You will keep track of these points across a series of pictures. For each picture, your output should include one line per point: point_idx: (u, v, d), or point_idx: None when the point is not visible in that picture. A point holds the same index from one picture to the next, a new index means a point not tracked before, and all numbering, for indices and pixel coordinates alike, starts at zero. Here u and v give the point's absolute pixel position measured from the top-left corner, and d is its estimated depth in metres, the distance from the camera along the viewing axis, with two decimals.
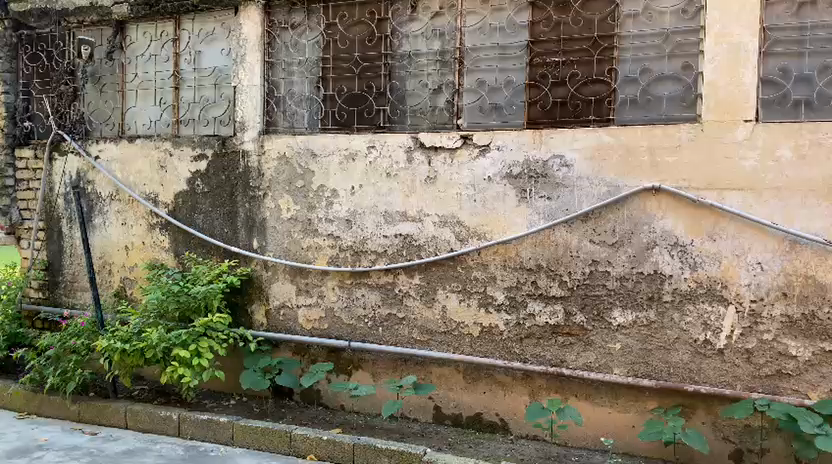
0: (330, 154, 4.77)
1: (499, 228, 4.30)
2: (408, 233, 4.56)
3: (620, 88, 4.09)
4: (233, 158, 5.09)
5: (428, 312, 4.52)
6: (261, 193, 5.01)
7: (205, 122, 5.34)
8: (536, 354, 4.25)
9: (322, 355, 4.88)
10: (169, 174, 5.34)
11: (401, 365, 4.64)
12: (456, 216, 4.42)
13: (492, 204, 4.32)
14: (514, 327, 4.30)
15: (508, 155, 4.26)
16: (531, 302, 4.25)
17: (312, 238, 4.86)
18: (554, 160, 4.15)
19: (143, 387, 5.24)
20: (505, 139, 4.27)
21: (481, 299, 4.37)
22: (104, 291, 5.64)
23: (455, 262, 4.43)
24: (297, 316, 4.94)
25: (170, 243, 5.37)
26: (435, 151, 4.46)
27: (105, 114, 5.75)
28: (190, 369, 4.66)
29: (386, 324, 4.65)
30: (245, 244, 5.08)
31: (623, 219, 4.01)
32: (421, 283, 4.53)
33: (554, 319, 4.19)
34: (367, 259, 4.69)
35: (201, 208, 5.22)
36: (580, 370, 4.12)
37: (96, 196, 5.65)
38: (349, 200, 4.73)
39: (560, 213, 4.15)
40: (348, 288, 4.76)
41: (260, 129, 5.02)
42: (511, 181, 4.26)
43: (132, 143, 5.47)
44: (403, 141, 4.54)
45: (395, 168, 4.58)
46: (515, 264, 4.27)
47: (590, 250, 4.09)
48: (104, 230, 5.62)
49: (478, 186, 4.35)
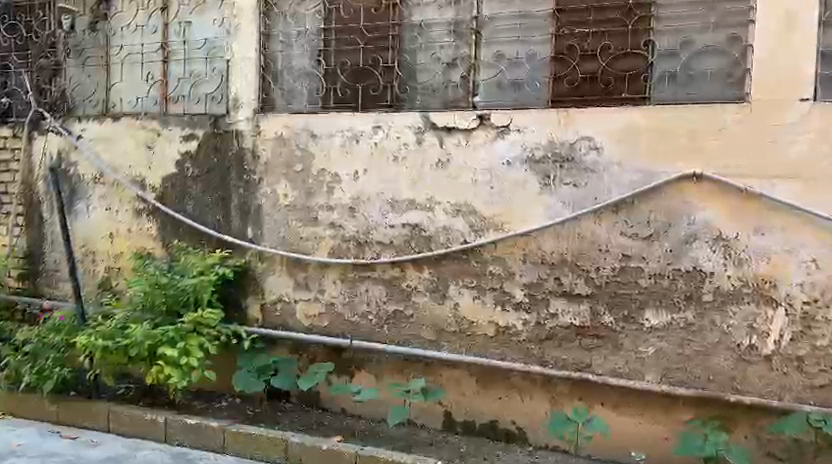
0: (332, 135, 4.35)
1: (518, 219, 3.88)
2: (417, 222, 4.14)
3: (658, 63, 3.66)
4: (226, 139, 4.66)
5: (439, 310, 4.12)
6: (256, 177, 4.59)
7: (195, 99, 4.91)
8: (558, 358, 3.85)
9: (322, 354, 4.48)
10: (157, 155, 4.91)
11: (407, 367, 4.23)
12: (470, 205, 4.00)
13: (511, 191, 3.90)
14: (533, 328, 3.89)
15: (530, 137, 3.84)
16: (554, 301, 3.84)
17: (312, 227, 4.44)
18: (581, 142, 3.73)
19: (128, 386, 4.84)
20: (527, 120, 3.84)
21: (497, 296, 3.96)
22: (87, 282, 5.23)
23: (469, 255, 4.01)
24: (294, 312, 4.53)
25: (158, 231, 4.95)
26: (448, 133, 4.03)
27: (88, 91, 5.31)
28: (177, 369, 4.27)
29: (392, 322, 4.25)
30: (239, 233, 4.66)
31: (660, 209, 3.59)
32: (431, 278, 4.12)
33: (579, 319, 3.79)
34: (372, 250, 4.28)
35: (191, 193, 4.80)
36: (607, 376, 3.73)
37: (78, 179, 5.22)
38: (352, 186, 4.31)
39: (587, 202, 3.73)
40: (351, 282, 4.36)
41: (255, 107, 4.56)
42: (533, 166, 3.84)
43: (116, 122, 5.04)
44: (412, 121, 4.12)
45: (403, 151, 4.15)
46: (536, 259, 3.86)
47: (621, 243, 3.68)
48: (87, 216, 5.20)
49: (496, 172, 3.92)
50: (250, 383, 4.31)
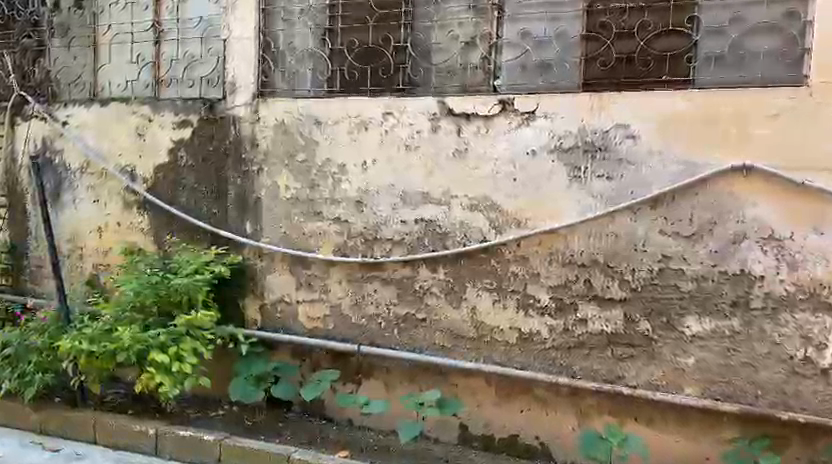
0: (338, 122, 3.97)
1: (544, 215, 3.52)
2: (432, 217, 3.77)
3: (702, 42, 3.29)
4: (221, 125, 4.29)
5: (455, 314, 3.76)
6: (254, 167, 4.22)
7: (189, 83, 4.56)
8: (588, 368, 3.50)
9: (326, 360, 4.12)
10: (148, 143, 4.53)
11: (419, 375, 3.87)
12: (490, 199, 3.63)
13: (536, 184, 3.53)
14: (560, 335, 3.54)
15: (558, 124, 3.47)
16: (583, 306, 3.48)
17: (315, 222, 4.08)
18: (615, 130, 3.36)
19: (116, 392, 4.49)
20: (555, 105, 3.47)
21: (520, 300, 3.61)
22: (74, 279, 4.87)
23: (489, 255, 3.65)
24: (296, 314, 4.18)
25: (150, 225, 4.59)
26: (466, 119, 3.65)
27: (74, 74, 4.93)
28: (168, 376, 3.92)
29: (403, 326, 3.89)
30: (236, 228, 4.30)
31: (704, 205, 3.23)
32: (446, 279, 3.77)
33: (611, 326, 3.44)
34: (381, 248, 3.92)
35: (185, 184, 4.44)
36: (642, 389, 3.38)
37: (63, 169, 4.85)
38: (360, 177, 3.94)
39: (622, 197, 3.37)
40: (358, 283, 4.00)
41: (255, 91, 4.19)
42: (561, 156, 3.47)
43: (104, 107, 4.67)
44: (426, 106, 3.74)
45: (416, 139, 3.78)
46: (564, 259, 3.50)
47: (659, 243, 3.32)
48: (74, 209, 4.83)
49: (519, 163, 3.56)
50: (246, 392, 4.01)
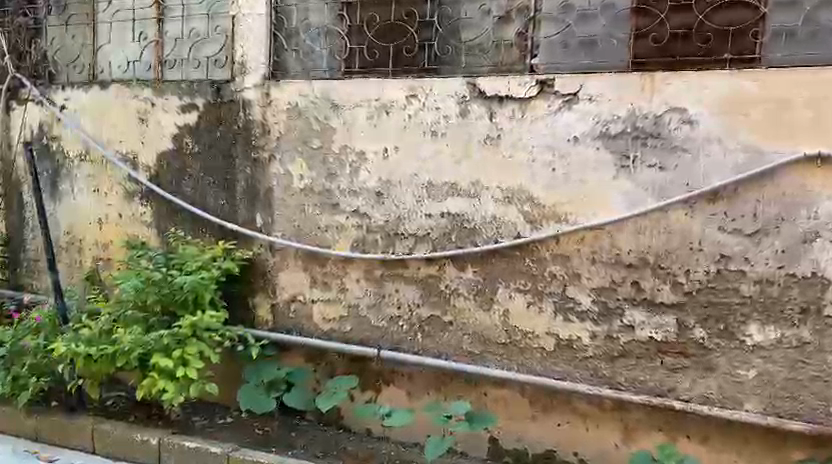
0: (356, 106, 3.62)
1: (587, 209, 3.17)
2: (460, 210, 3.43)
3: (772, 15, 2.94)
4: (230, 110, 3.94)
5: (485, 317, 3.42)
6: (266, 155, 3.88)
7: (194, 64, 4.22)
8: (634, 379, 3.17)
9: (343, 366, 3.79)
10: (151, 129, 4.20)
11: (445, 384, 3.54)
12: (526, 191, 3.28)
13: (577, 174, 3.17)
14: (603, 342, 3.20)
15: (604, 108, 3.11)
16: (630, 310, 3.14)
17: (331, 215, 3.74)
18: (670, 115, 3.01)
19: (118, 395, 4.18)
20: (601, 86, 3.11)
21: (558, 303, 3.26)
22: (74, 274, 4.58)
23: (523, 252, 3.31)
24: (311, 314, 3.85)
25: (153, 217, 4.27)
26: (499, 102, 3.30)
27: (73, 54, 4.58)
28: (173, 382, 3.63)
29: (427, 330, 3.56)
30: (246, 221, 3.97)
31: (770, 200, 2.87)
32: (475, 279, 3.43)
33: (661, 333, 3.10)
34: (403, 244, 3.58)
35: (190, 173, 4.10)
36: (696, 404, 3.04)
37: (61, 156, 4.53)
38: (380, 167, 3.60)
39: (676, 189, 3.02)
40: (377, 281, 3.66)
41: (265, 72, 3.84)
42: (607, 144, 3.11)
43: (104, 91, 4.33)
44: (454, 88, 3.39)
45: (442, 124, 3.43)
46: (608, 258, 3.15)
47: (718, 241, 2.97)
48: (73, 199, 4.52)
49: (559, 151, 3.20)
50: (255, 399, 3.67)
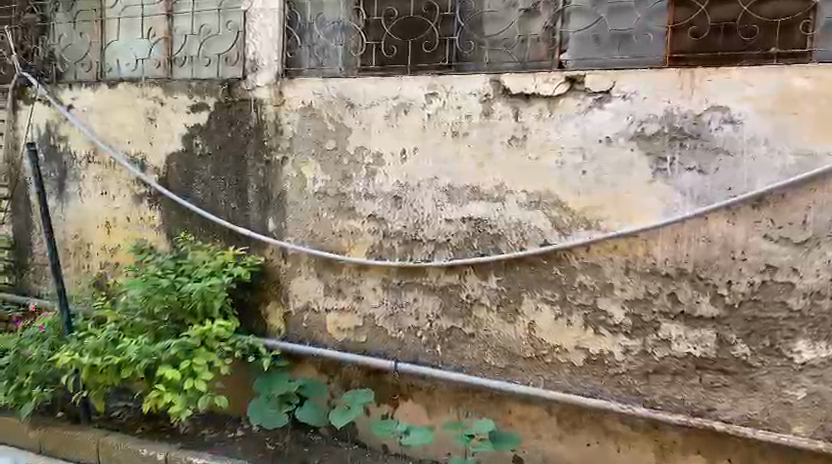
0: (373, 105, 3.44)
1: (620, 215, 2.96)
2: (482, 216, 3.23)
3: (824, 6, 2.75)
4: (241, 109, 3.77)
5: (509, 330, 3.22)
6: (278, 157, 3.70)
7: (204, 61, 4.08)
8: (670, 397, 2.95)
9: (358, 379, 3.60)
10: (160, 129, 4.04)
11: (467, 399, 3.35)
12: (554, 195, 3.07)
13: (610, 178, 2.96)
14: (637, 357, 2.99)
15: (639, 106, 2.90)
16: (667, 323, 2.93)
17: (347, 220, 3.56)
18: (711, 114, 2.79)
19: (125, 405, 4.02)
20: (636, 83, 2.90)
21: (588, 315, 3.06)
22: (81, 278, 4.43)
23: (551, 261, 3.10)
24: (325, 324, 3.67)
25: (162, 220, 4.11)
26: (525, 101, 3.10)
27: (79, 53, 4.46)
28: (180, 394, 3.44)
29: (447, 342, 3.37)
30: (258, 225, 3.79)
31: (823, 206, 2.64)
32: (499, 288, 3.22)
33: (700, 349, 2.88)
34: (422, 251, 3.39)
35: (200, 175, 3.94)
36: (738, 425, 2.82)
37: (69, 157, 4.39)
38: (398, 170, 3.41)
39: (717, 194, 2.80)
40: (395, 290, 3.47)
41: (279, 69, 3.65)
42: (643, 145, 2.91)
43: (112, 89, 4.17)
44: (477, 86, 3.19)
45: (464, 124, 3.24)
46: (643, 268, 2.94)
47: (764, 251, 2.74)
48: (81, 202, 4.38)
49: (590, 153, 2.99)
50: (267, 416, 3.44)
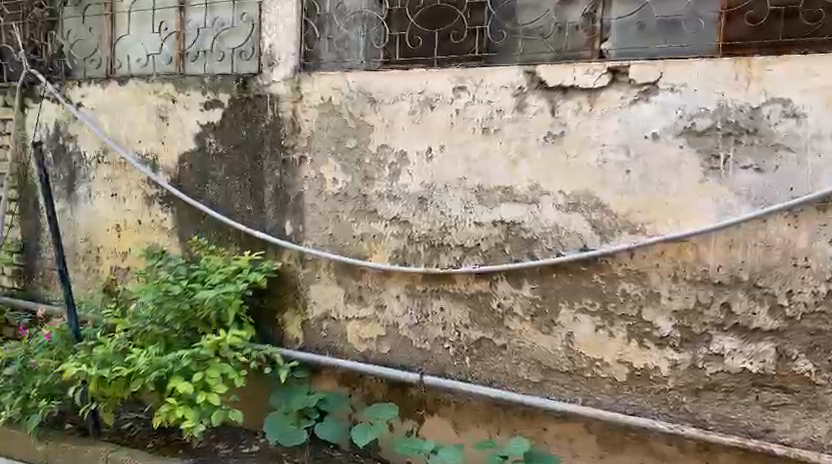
0: (397, 100, 3.21)
1: (669, 218, 2.72)
2: (515, 219, 3.00)
3: None
4: (256, 106, 3.57)
5: (545, 341, 2.99)
6: (296, 157, 3.49)
7: (218, 56, 3.87)
8: (723, 417, 2.70)
9: (381, 392, 3.38)
10: (172, 127, 3.84)
11: (498, 415, 3.12)
12: (594, 196, 2.84)
13: (656, 177, 2.73)
14: (686, 372, 2.75)
15: (689, 99, 2.66)
16: (719, 336, 2.68)
17: (368, 223, 3.34)
18: (769, 107, 2.54)
19: (136, 417, 3.83)
20: (686, 74, 2.66)
21: (632, 326, 2.82)
22: (92, 284, 4.26)
23: (590, 267, 2.87)
24: (346, 334, 3.45)
25: (174, 223, 3.91)
26: (562, 94, 2.87)
27: (90, 48, 4.27)
28: (194, 408, 3.23)
29: (477, 354, 3.14)
30: (274, 228, 3.58)
31: None
32: (533, 296, 2.99)
33: (757, 365, 2.63)
34: (450, 256, 3.16)
35: (214, 176, 3.74)
36: (800, 449, 2.57)
37: (78, 158, 4.21)
38: (424, 169, 3.18)
39: (777, 195, 2.55)
40: (420, 298, 3.24)
41: (296, 63, 3.45)
42: (693, 141, 2.67)
43: (122, 86, 3.98)
44: (509, 79, 2.96)
45: (495, 120, 3.01)
46: (694, 275, 2.70)
47: (829, 257, 2.49)
48: (90, 204, 4.20)
49: (634, 151, 2.76)
50: (287, 433, 3.23)
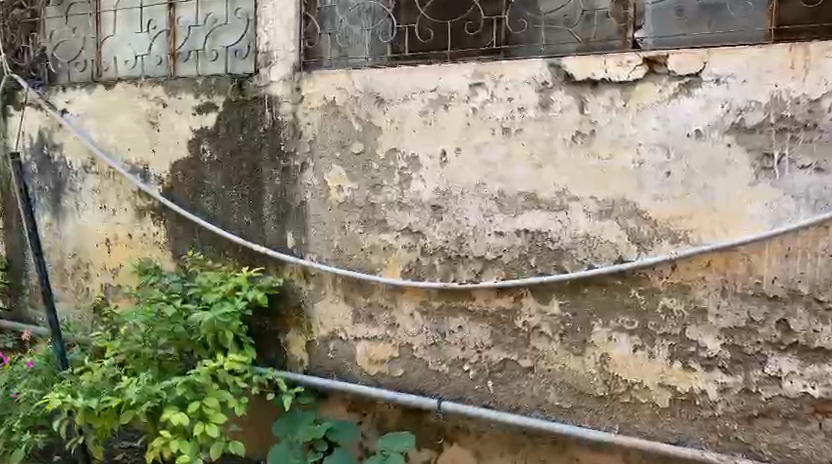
0: (407, 100, 2.93)
1: (716, 225, 2.43)
2: (540, 227, 2.71)
3: None
4: (254, 109, 3.28)
5: (576, 363, 2.70)
6: (297, 164, 3.20)
7: (210, 55, 3.60)
8: (781, 447, 2.41)
9: (395, 419, 3.10)
10: (164, 134, 3.56)
11: (525, 444, 2.84)
12: (630, 202, 2.55)
13: (701, 180, 2.44)
14: (737, 397, 2.45)
15: (736, 92, 2.38)
16: (776, 357, 2.39)
17: (378, 234, 3.05)
18: (831, 99, 2.25)
19: (130, 448, 3.53)
20: (733, 64, 2.37)
21: (676, 346, 2.53)
22: (82, 303, 3.97)
23: (627, 281, 2.58)
24: (355, 355, 3.16)
25: (168, 237, 3.63)
26: (592, 89, 2.59)
27: (75, 50, 4.01)
28: (189, 441, 2.92)
29: (501, 377, 2.85)
30: (275, 241, 3.29)
31: None
32: (563, 314, 2.70)
33: (820, 389, 2.33)
34: (469, 269, 2.87)
35: (210, 185, 3.45)
36: None
37: (64, 168, 3.93)
38: (438, 175, 2.90)
39: None
40: (436, 316, 2.95)
41: (296, 61, 3.17)
42: (742, 138, 2.38)
43: (109, 90, 3.71)
44: (532, 73, 2.68)
45: (517, 119, 2.73)
46: (745, 289, 2.41)
47: None
48: (78, 218, 3.92)
49: (675, 150, 2.48)
50: None
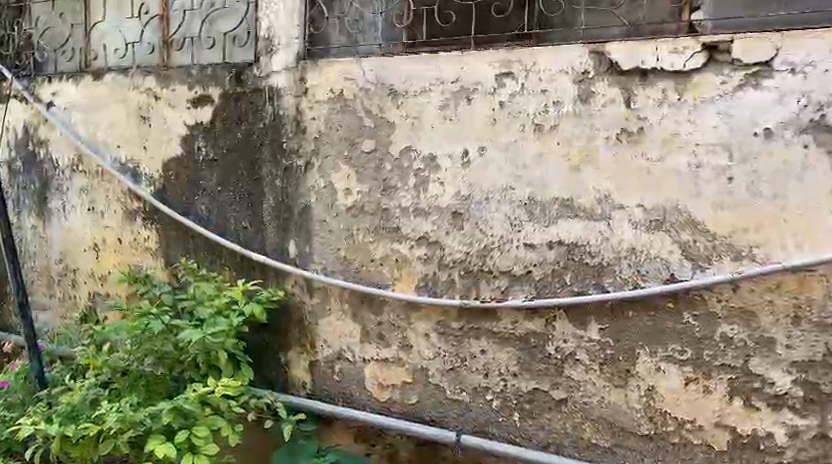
0: (425, 92, 2.58)
1: (789, 241, 2.05)
2: (577, 240, 2.36)
3: None
4: (253, 101, 2.94)
5: (618, 396, 2.34)
6: (300, 163, 2.86)
7: (207, 42, 3.25)
8: None
9: (407, 452, 2.75)
10: (156, 129, 3.23)
11: None
12: (685, 212, 2.19)
13: (771, 187, 2.07)
14: (810, 443, 2.08)
15: (815, 83, 2.01)
16: None
17: (390, 244, 2.70)
18: None
19: None
20: (812, 50, 2.01)
21: (737, 380, 2.16)
22: (69, 312, 3.65)
23: (679, 304, 2.22)
24: (363, 379, 2.82)
25: (159, 243, 3.30)
26: (641, 80, 2.23)
27: (62, 37, 3.68)
28: None
29: (528, 409, 2.49)
30: (275, 250, 2.95)
31: None
32: (602, 339, 2.35)
33: None
34: (493, 286, 2.51)
35: (205, 185, 3.12)
36: None
37: (50, 166, 3.61)
38: (459, 178, 2.54)
39: None
40: (455, 338, 2.60)
41: (301, 49, 2.83)
42: (823, 139, 2.00)
43: (98, 81, 3.39)
44: (570, 62, 2.33)
45: (551, 114, 2.37)
46: (823, 317, 2.04)
47: None
48: (65, 220, 3.60)
49: (740, 152, 2.10)
50: None
